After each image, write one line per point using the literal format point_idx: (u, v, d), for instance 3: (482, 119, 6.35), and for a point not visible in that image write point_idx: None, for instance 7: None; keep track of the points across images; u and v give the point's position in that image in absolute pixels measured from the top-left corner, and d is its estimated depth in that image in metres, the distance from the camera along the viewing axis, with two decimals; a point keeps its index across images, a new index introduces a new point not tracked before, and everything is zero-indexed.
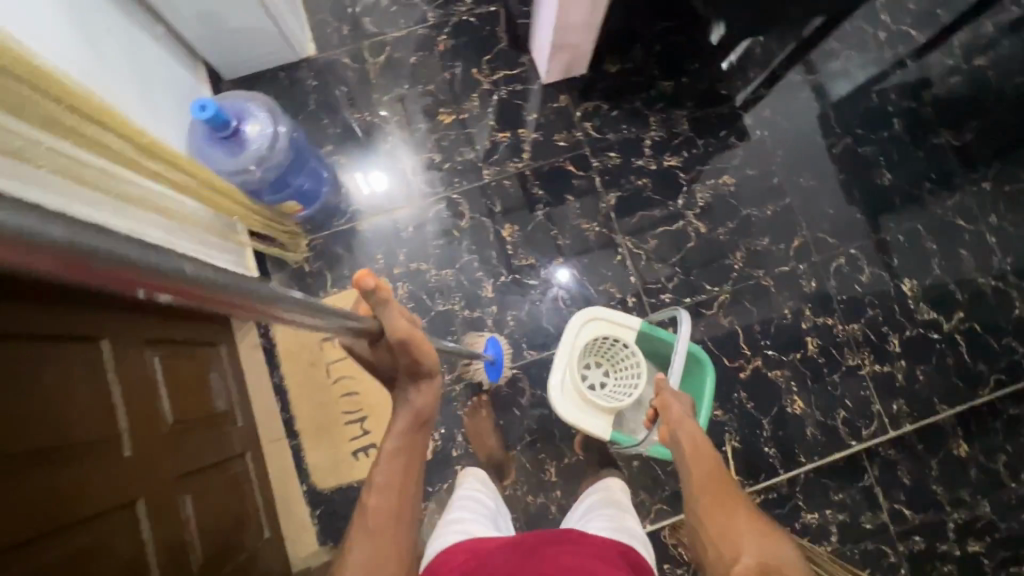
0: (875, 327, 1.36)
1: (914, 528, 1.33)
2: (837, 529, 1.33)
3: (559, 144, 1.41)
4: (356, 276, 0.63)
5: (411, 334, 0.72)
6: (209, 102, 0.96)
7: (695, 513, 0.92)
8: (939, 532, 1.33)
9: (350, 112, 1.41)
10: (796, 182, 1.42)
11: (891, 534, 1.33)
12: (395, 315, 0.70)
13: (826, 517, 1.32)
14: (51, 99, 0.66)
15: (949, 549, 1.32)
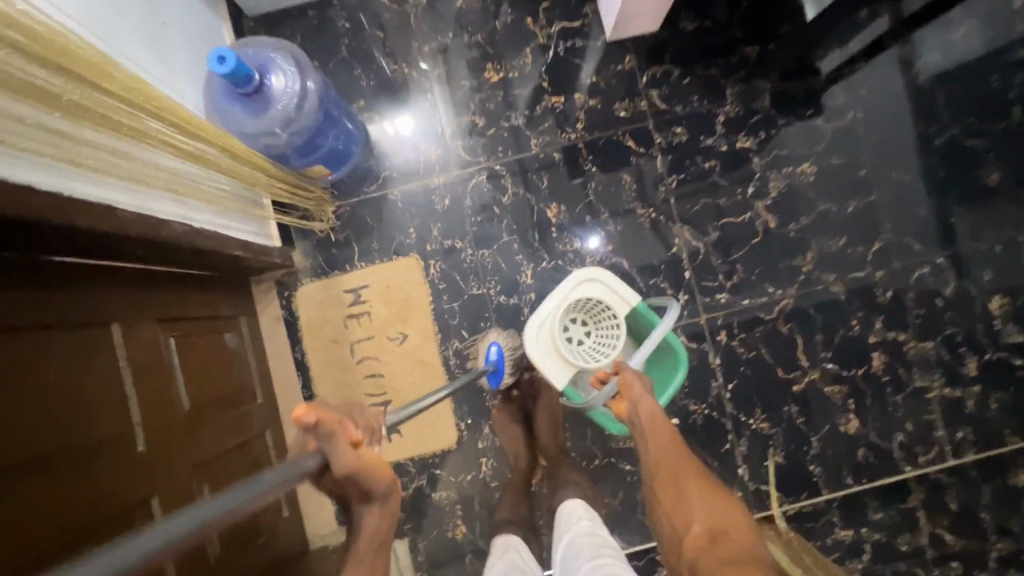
0: (951, 346, 1.23)
1: (953, 553, 1.25)
2: (870, 548, 1.26)
3: (619, 114, 1.24)
4: (294, 412, 0.50)
5: (368, 463, 0.55)
6: (228, 54, 0.80)
7: (650, 488, 0.82)
8: (978, 560, 1.25)
9: (386, 62, 1.24)
10: (886, 176, 1.25)
11: (927, 558, 1.26)
12: (346, 450, 0.53)
13: (860, 535, 1.25)
14: (40, 60, 0.53)
15: None
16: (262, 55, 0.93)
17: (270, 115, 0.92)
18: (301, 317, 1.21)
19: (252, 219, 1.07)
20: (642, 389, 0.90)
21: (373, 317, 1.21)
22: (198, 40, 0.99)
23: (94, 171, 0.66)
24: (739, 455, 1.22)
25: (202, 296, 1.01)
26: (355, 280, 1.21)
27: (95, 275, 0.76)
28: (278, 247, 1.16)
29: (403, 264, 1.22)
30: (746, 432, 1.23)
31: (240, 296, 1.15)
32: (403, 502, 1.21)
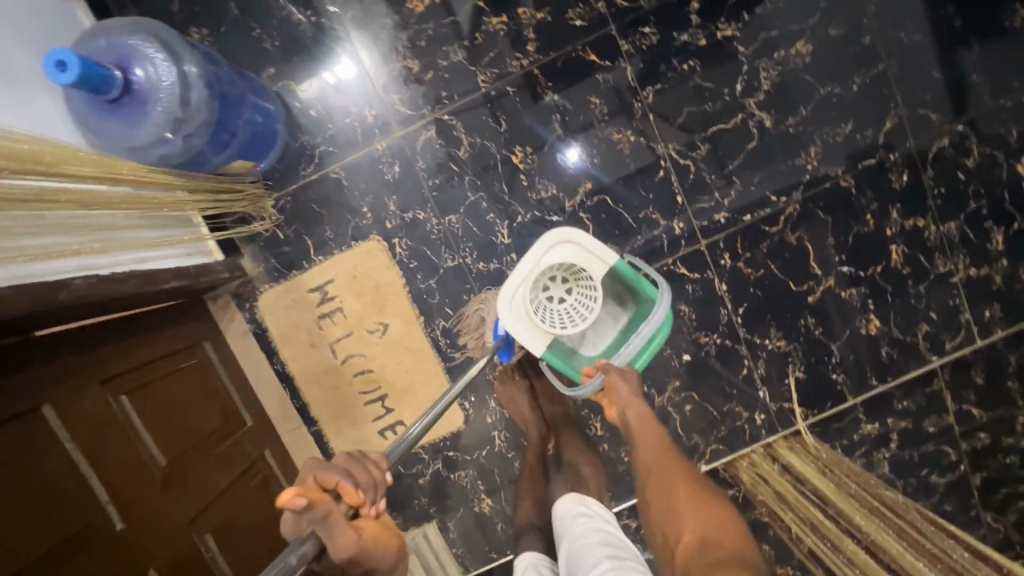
0: (975, 223, 1.12)
1: (980, 426, 1.22)
2: (898, 437, 1.23)
3: (574, 25, 1.05)
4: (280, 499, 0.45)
5: (363, 541, 0.49)
6: (70, 57, 0.64)
7: (641, 494, 0.78)
8: (1007, 427, 1.21)
9: (289, 12, 1.03)
10: (893, 40, 1.06)
11: (954, 435, 1.22)
12: (341, 528, 0.47)
13: (887, 426, 1.22)
14: None
15: (1015, 442, 1.21)
16: (121, 46, 0.76)
17: (155, 118, 0.77)
18: (270, 327, 1.10)
19: (178, 236, 0.93)
20: (630, 390, 0.88)
21: (347, 312, 1.10)
22: (36, 38, 0.79)
23: None
24: (758, 378, 1.17)
25: (145, 335, 0.90)
26: (317, 276, 1.09)
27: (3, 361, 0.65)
28: (222, 259, 1.03)
29: (366, 248, 1.09)
30: (762, 353, 1.16)
31: (197, 321, 1.03)
32: (424, 488, 1.18)
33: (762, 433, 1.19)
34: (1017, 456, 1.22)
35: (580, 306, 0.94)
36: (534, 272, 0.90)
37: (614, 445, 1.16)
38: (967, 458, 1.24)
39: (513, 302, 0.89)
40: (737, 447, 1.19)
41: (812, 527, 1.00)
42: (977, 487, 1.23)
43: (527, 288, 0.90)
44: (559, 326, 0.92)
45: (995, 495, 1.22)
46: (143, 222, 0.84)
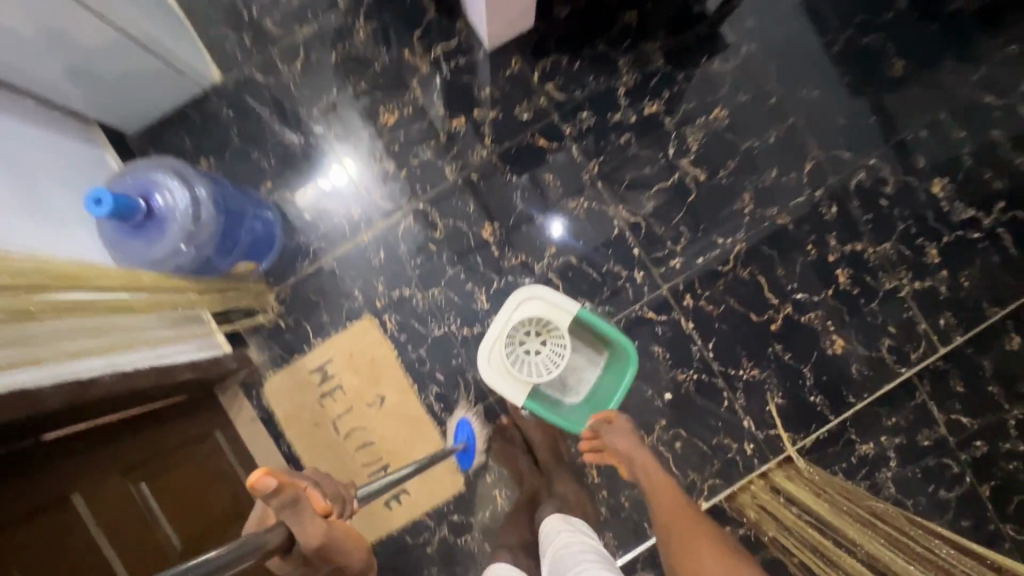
0: (908, 241, 1.23)
1: (975, 434, 1.26)
2: (896, 455, 1.26)
3: (522, 118, 1.22)
4: (251, 477, 0.47)
5: (332, 532, 0.54)
6: (104, 195, 0.79)
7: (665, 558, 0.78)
8: (1000, 432, 1.27)
9: (281, 136, 1.22)
10: (797, 97, 1.24)
11: (951, 446, 1.27)
12: (307, 519, 0.52)
13: (882, 445, 1.26)
14: None
15: (1013, 448, 1.26)
16: (144, 180, 0.93)
17: (172, 234, 0.92)
18: (276, 411, 1.19)
19: (191, 333, 1.03)
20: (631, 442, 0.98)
21: (346, 388, 1.19)
22: (71, 183, 0.95)
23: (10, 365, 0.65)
24: (740, 408, 1.22)
25: (161, 429, 0.97)
26: (318, 357, 1.19)
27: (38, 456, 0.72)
28: (230, 351, 1.13)
29: (360, 327, 1.20)
30: (739, 384, 1.22)
31: (208, 413, 1.11)
32: (434, 557, 1.19)
33: (755, 463, 1.23)
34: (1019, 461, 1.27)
35: (554, 357, 1.03)
36: (507, 329, 1.00)
37: (613, 491, 1.19)
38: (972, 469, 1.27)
39: (491, 356, 0.99)
40: (732, 479, 1.22)
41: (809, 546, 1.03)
42: (989, 498, 1.26)
43: (503, 343, 1.00)
44: (537, 374, 1.01)
45: (1009, 503, 1.26)
46: (160, 323, 0.95)
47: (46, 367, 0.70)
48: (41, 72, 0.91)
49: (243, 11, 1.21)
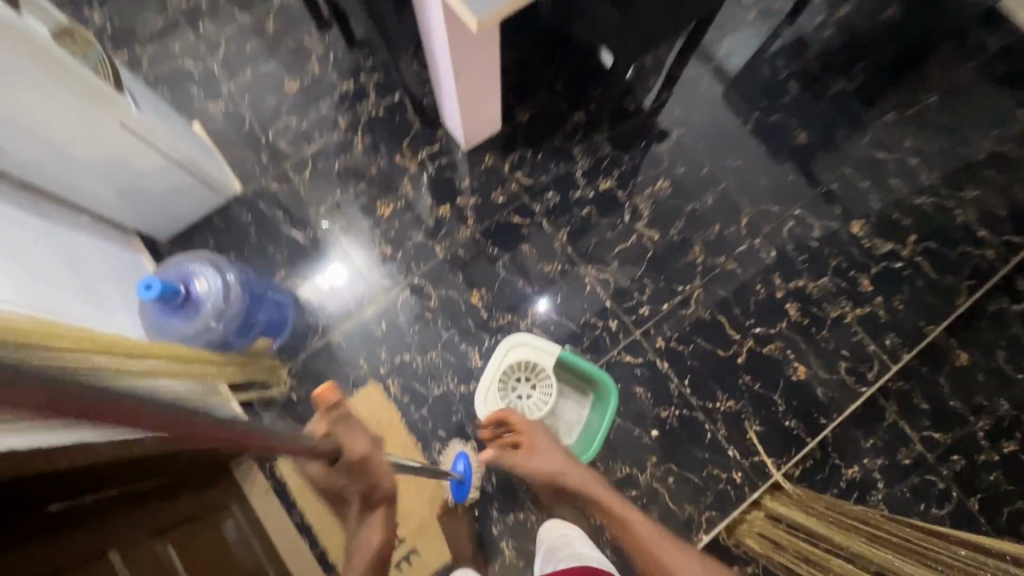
0: (842, 275, 1.42)
1: (949, 448, 1.37)
2: (882, 476, 1.35)
3: (498, 201, 1.45)
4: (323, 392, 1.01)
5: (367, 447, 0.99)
6: (155, 281, 0.95)
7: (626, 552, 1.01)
8: (973, 445, 1.37)
9: (293, 233, 1.42)
10: (724, 166, 1.48)
11: (931, 462, 1.36)
12: (355, 431, 1.00)
13: (867, 467, 1.35)
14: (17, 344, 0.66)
15: (988, 457, 1.36)
16: (183, 271, 1.10)
17: (205, 314, 1.07)
18: (290, 481, 1.27)
19: None
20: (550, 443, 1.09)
21: None
22: (119, 280, 1.11)
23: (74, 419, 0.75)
24: (723, 438, 1.31)
25: (184, 500, 1.03)
26: None
27: (79, 514, 0.80)
28: (246, 424, 1.22)
29: (357, 400, 1.31)
30: (719, 415, 1.33)
31: (226, 485, 1.18)
32: None
33: (746, 491, 1.29)
34: (998, 471, 1.36)
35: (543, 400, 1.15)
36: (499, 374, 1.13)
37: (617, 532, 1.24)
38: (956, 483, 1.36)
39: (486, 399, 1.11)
40: (729, 511, 1.28)
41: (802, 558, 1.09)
42: (981, 511, 1.34)
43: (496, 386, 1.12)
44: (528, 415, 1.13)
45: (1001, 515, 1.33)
46: None
47: None
48: (99, 193, 1.12)
49: (260, 136, 1.46)
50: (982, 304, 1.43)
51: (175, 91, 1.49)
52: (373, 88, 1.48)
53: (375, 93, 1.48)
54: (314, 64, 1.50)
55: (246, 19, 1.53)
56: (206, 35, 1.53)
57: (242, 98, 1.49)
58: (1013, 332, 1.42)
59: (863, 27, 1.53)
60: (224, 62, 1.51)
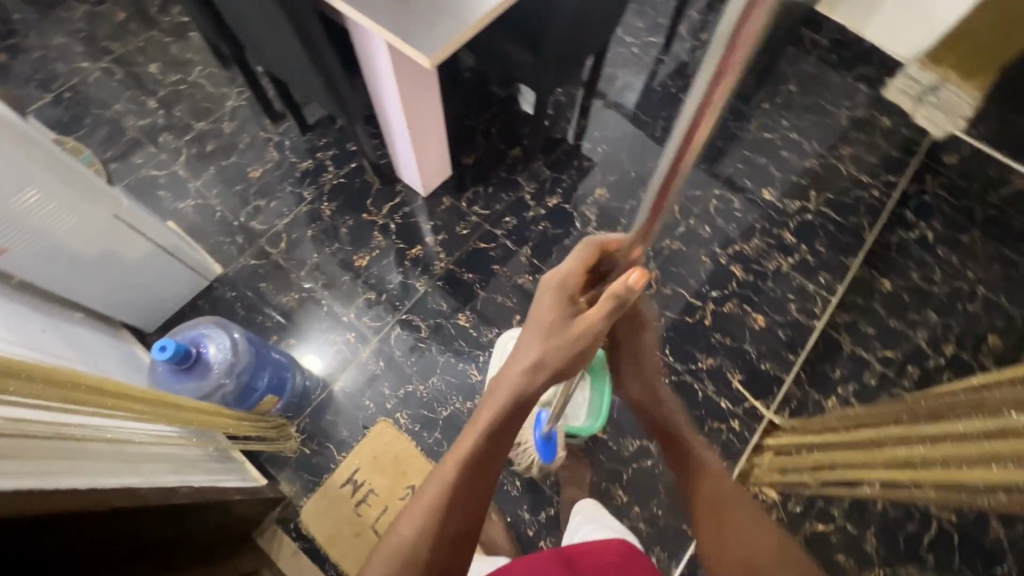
0: (768, 234, 1.65)
1: (904, 361, 1.54)
2: (858, 398, 1.50)
3: (464, 233, 1.60)
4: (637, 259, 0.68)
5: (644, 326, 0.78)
6: (168, 340, 1.01)
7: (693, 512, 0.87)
8: (921, 354, 1.55)
9: (278, 300, 1.49)
10: (647, 168, 1.73)
11: (894, 377, 1.53)
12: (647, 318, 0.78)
13: (842, 394, 1.50)
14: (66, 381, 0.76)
15: (937, 361, 1.55)
16: (191, 336, 1.16)
17: (214, 373, 1.12)
18: (318, 536, 1.25)
19: (232, 468, 1.15)
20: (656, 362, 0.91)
21: (378, 490, 1.30)
22: (126, 361, 1.16)
23: (118, 458, 0.82)
24: (713, 394, 1.47)
25: (224, 560, 1.02)
26: (346, 470, 1.30)
27: (152, 547, 0.83)
28: (265, 483, 1.22)
29: (358, 446, 1.33)
30: (702, 373, 1.49)
31: (256, 552, 1.16)
32: None
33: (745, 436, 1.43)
34: (948, 371, 1.54)
35: None
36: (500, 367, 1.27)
37: (643, 503, 1.31)
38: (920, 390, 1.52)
39: None
40: (739, 460, 1.42)
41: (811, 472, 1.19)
42: None
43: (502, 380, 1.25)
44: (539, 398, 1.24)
45: None
46: (207, 455, 1.08)
47: (141, 474, 0.85)
48: (93, 287, 1.18)
49: (233, 221, 1.58)
50: (885, 235, 1.69)
51: (144, 198, 1.60)
52: (331, 161, 1.66)
53: (333, 165, 1.66)
54: (272, 150, 1.68)
55: (204, 127, 1.70)
56: (167, 145, 1.67)
57: (210, 193, 1.62)
58: (917, 253, 1.67)
59: None
60: (189, 165, 1.65)
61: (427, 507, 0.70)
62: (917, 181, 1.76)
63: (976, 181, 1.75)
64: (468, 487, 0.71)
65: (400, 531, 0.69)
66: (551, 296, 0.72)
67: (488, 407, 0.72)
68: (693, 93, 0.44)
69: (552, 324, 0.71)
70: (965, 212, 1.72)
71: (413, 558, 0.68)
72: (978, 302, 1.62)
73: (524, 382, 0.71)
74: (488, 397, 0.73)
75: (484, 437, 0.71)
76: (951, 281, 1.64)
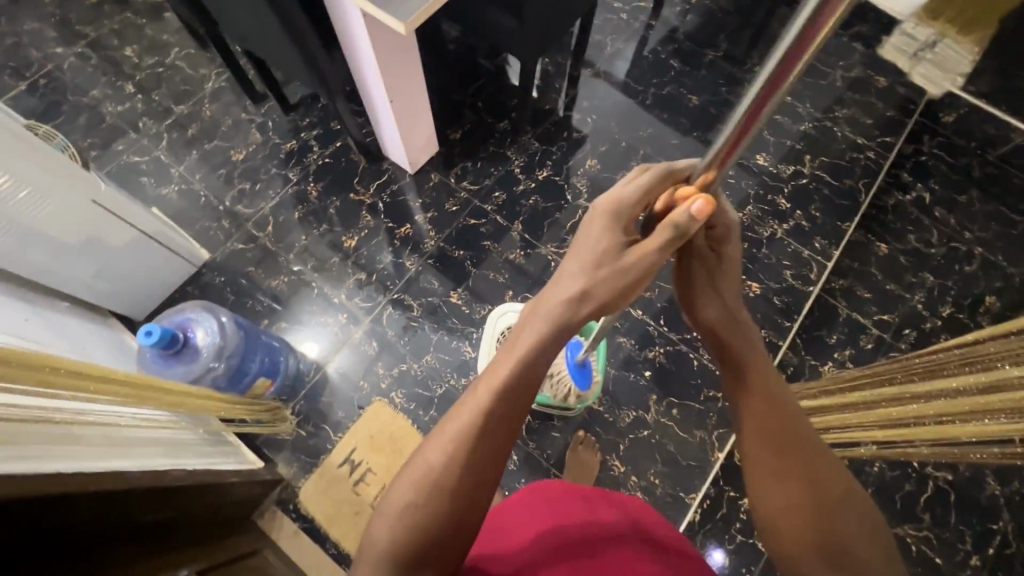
0: (762, 201, 1.63)
1: (900, 324, 1.53)
2: (854, 362, 1.49)
3: (453, 210, 1.58)
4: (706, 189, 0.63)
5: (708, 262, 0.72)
6: (154, 324, 1.00)
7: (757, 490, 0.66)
8: (918, 316, 1.54)
9: (268, 283, 1.48)
10: (639, 137, 1.70)
11: (890, 340, 1.52)
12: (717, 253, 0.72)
13: (839, 359, 1.49)
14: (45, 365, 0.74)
15: (933, 323, 1.53)
16: (178, 322, 1.15)
17: (203, 357, 1.11)
18: (317, 516, 1.26)
19: (226, 451, 1.15)
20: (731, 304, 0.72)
21: (375, 469, 1.30)
22: (115, 348, 1.16)
23: (104, 443, 0.81)
24: None
25: (221, 541, 1.02)
26: (343, 451, 1.31)
27: (139, 533, 0.82)
28: (262, 465, 1.23)
29: (355, 426, 1.34)
30: None
31: (255, 533, 1.16)
32: None
33: None
34: (945, 332, 1.53)
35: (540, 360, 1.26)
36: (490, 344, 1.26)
37: (640, 473, 1.31)
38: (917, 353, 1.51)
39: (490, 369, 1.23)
40: None
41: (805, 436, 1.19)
42: None
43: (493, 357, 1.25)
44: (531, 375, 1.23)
45: None
46: (201, 437, 1.08)
47: (132, 458, 0.84)
48: (77, 275, 1.16)
49: (218, 205, 1.56)
50: (881, 198, 1.66)
51: (126, 185, 1.57)
52: (315, 141, 1.63)
53: (317, 145, 1.63)
54: (255, 132, 1.64)
55: (184, 110, 1.67)
56: (147, 131, 1.64)
57: (194, 177, 1.59)
58: (914, 215, 1.65)
59: (714, 7, 1.84)
60: (170, 150, 1.62)
61: (454, 434, 0.65)
62: (914, 142, 1.72)
63: (974, 140, 1.72)
64: (498, 413, 0.65)
65: (425, 460, 0.65)
66: (602, 221, 0.68)
67: (525, 334, 0.68)
68: (788, 31, 0.44)
69: (599, 249, 0.68)
70: (963, 171, 1.69)
71: (438, 488, 0.63)
72: (975, 262, 1.60)
73: (561, 313, 0.67)
74: (524, 322, 0.70)
75: (518, 364, 0.66)
76: (948, 242, 1.62)
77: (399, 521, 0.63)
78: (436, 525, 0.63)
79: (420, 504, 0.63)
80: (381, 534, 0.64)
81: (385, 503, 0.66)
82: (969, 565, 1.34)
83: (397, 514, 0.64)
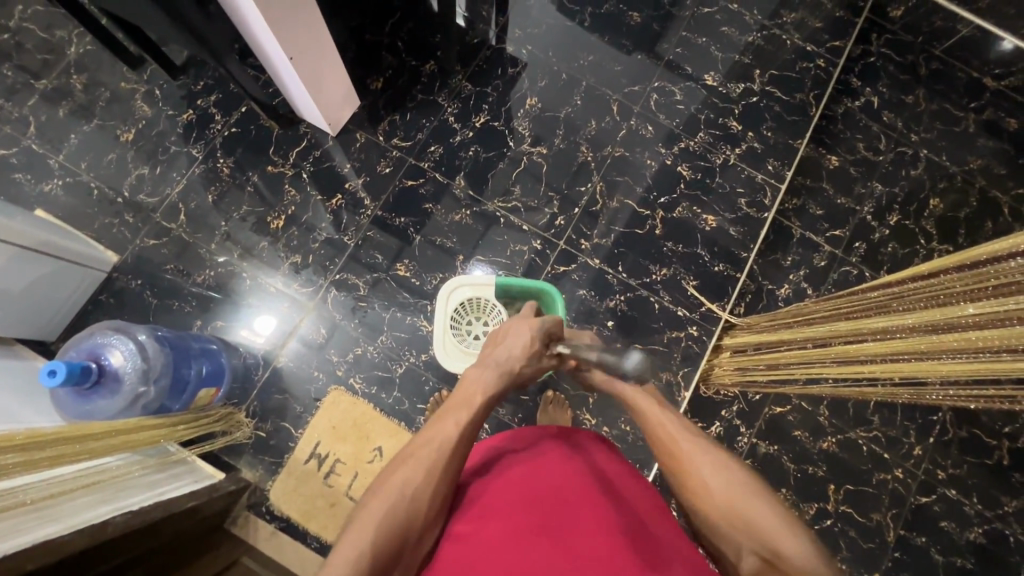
0: (713, 125, 1.56)
1: (852, 239, 1.53)
2: (809, 283, 1.50)
3: (387, 171, 1.44)
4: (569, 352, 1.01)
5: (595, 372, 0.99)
6: (56, 363, 0.88)
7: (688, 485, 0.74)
8: (868, 227, 1.54)
9: (192, 280, 1.34)
10: (579, 65, 1.55)
11: (843, 255, 1.52)
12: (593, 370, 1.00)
13: (795, 281, 1.49)
14: None
15: (882, 231, 1.54)
16: (87, 347, 1.02)
17: (128, 382, 1.01)
18: (292, 514, 1.23)
19: (179, 471, 1.08)
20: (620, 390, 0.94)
21: (344, 459, 1.27)
22: (18, 387, 1.01)
23: (26, 515, 0.72)
24: (669, 303, 1.45)
25: (199, 560, 0.98)
26: (307, 446, 1.27)
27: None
28: (224, 476, 1.17)
29: (315, 419, 1.29)
30: (658, 285, 1.46)
31: (230, 543, 1.13)
32: None
33: (705, 339, 1.45)
34: (894, 240, 1.53)
35: None
36: (447, 320, 1.19)
37: (609, 423, 1.33)
38: (869, 266, 1.52)
39: (447, 348, 1.18)
40: (700, 364, 1.44)
41: (756, 365, 1.21)
42: None
43: (449, 335, 1.18)
44: None
45: None
46: (145, 468, 0.99)
47: (68, 519, 0.76)
48: None
49: (116, 197, 1.37)
50: (832, 108, 1.61)
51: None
52: (216, 109, 1.42)
53: (219, 113, 1.42)
54: (142, 105, 1.41)
55: (48, 84, 1.40)
56: (9, 115, 1.38)
57: (80, 166, 1.37)
58: (863, 123, 1.61)
59: None
60: (42, 136, 1.38)
61: (434, 448, 0.71)
62: (862, 43, 1.65)
63: (921, 35, 1.65)
64: (471, 435, 0.75)
65: (404, 476, 0.67)
66: (527, 331, 0.91)
67: (480, 386, 0.81)
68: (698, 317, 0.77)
69: (531, 344, 0.89)
70: (911, 70, 1.64)
71: (425, 489, 0.67)
72: (922, 165, 1.59)
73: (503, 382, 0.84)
74: (476, 376, 0.84)
75: (484, 404, 0.79)
76: (896, 147, 1.60)
77: (379, 528, 0.62)
78: (413, 530, 0.65)
79: (402, 512, 0.64)
80: (354, 545, 0.60)
81: (355, 520, 0.64)
82: (913, 455, 1.46)
83: (374, 523, 0.63)
